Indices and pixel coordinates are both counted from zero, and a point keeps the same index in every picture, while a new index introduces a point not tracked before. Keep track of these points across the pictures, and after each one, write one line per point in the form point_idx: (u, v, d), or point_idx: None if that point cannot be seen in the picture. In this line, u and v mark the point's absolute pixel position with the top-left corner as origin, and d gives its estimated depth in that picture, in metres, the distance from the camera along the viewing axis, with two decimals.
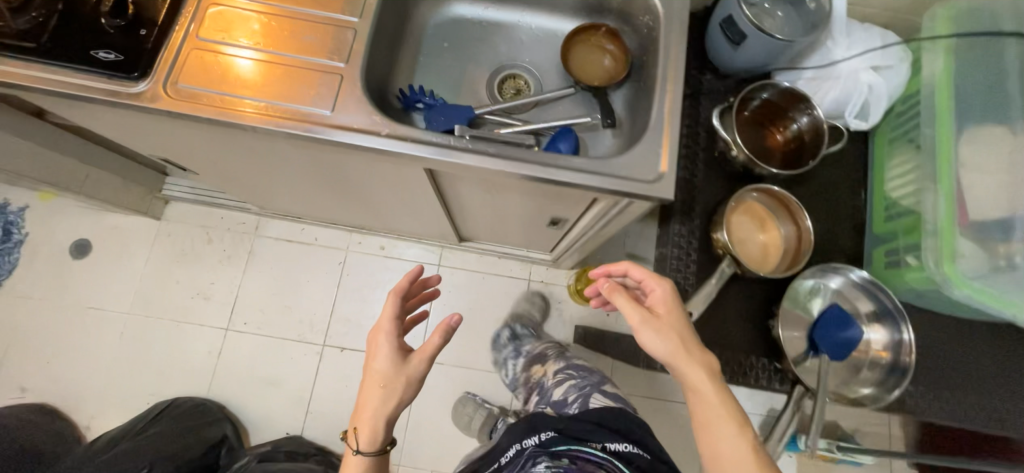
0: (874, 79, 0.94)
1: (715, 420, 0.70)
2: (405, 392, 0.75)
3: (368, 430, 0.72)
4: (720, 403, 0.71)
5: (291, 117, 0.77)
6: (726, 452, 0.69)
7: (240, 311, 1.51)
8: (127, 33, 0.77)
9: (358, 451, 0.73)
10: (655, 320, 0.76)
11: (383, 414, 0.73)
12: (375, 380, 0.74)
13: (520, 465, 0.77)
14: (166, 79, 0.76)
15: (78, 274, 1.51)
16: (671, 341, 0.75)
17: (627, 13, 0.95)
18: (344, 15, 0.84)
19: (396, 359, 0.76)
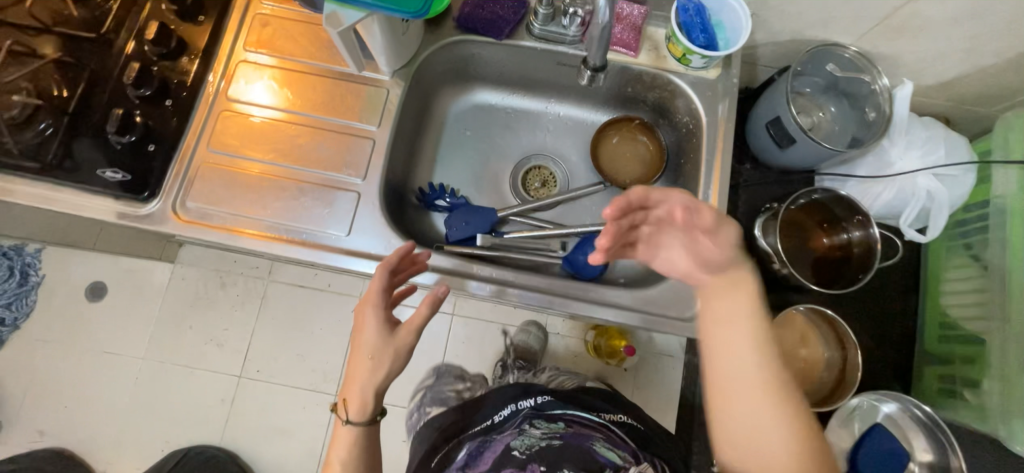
0: (936, 186, 0.84)
1: (743, 381, 0.55)
2: (392, 366, 0.63)
3: (359, 398, 0.62)
4: (762, 370, 0.55)
5: (303, 241, 0.73)
6: (752, 414, 0.54)
7: (256, 356, 1.20)
8: (136, 150, 0.73)
9: (348, 419, 0.63)
10: (655, 238, 0.61)
11: (373, 380, 0.62)
12: (362, 337, 0.64)
13: (513, 426, 0.74)
14: (177, 199, 0.73)
15: (93, 322, 1.22)
16: (675, 255, 0.60)
17: (664, 108, 0.87)
18: (361, 122, 0.78)
19: (386, 328, 0.64)
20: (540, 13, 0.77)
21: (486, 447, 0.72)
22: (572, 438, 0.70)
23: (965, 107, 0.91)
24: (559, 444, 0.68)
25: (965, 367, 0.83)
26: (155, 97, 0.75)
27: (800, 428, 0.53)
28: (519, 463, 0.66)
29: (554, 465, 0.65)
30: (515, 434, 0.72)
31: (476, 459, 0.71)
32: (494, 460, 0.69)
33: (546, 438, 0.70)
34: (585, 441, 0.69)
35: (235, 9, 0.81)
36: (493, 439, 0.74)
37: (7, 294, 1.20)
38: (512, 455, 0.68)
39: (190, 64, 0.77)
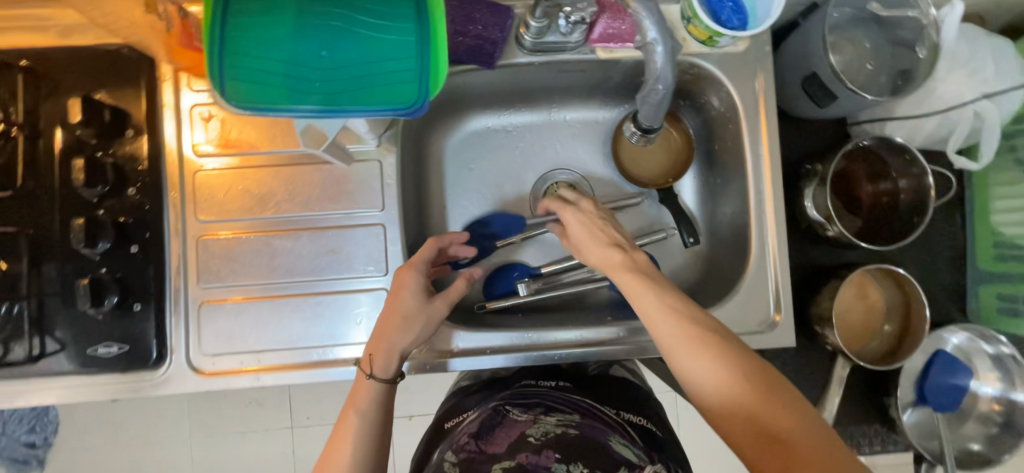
0: (987, 107, 0.77)
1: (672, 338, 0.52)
2: (423, 333, 0.62)
3: (391, 351, 0.59)
4: (676, 327, 0.52)
5: (339, 360, 0.66)
6: (688, 364, 0.50)
7: (303, 403, 1.03)
8: (120, 313, 0.63)
9: (369, 373, 0.59)
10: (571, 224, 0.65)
11: (406, 338, 0.60)
12: (398, 297, 0.61)
13: (529, 407, 0.62)
14: (192, 352, 0.65)
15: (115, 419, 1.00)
16: (594, 236, 0.63)
17: (687, 90, 0.76)
18: (362, 208, 0.67)
19: (423, 293, 0.62)
20: (532, 26, 0.62)
21: (500, 423, 0.59)
22: (589, 429, 0.57)
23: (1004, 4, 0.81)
24: (576, 434, 0.56)
25: (1022, 283, 0.84)
26: (118, 247, 0.63)
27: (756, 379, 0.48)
28: (536, 448, 0.52)
29: (570, 457, 0.51)
30: (528, 420, 0.59)
31: (489, 433, 0.57)
32: (508, 442, 0.55)
33: (562, 425, 0.57)
34: (602, 436, 0.57)
35: (165, 107, 0.65)
36: (507, 415, 0.60)
37: (24, 420, 0.96)
38: (528, 440, 0.54)
39: (139, 194, 0.64)
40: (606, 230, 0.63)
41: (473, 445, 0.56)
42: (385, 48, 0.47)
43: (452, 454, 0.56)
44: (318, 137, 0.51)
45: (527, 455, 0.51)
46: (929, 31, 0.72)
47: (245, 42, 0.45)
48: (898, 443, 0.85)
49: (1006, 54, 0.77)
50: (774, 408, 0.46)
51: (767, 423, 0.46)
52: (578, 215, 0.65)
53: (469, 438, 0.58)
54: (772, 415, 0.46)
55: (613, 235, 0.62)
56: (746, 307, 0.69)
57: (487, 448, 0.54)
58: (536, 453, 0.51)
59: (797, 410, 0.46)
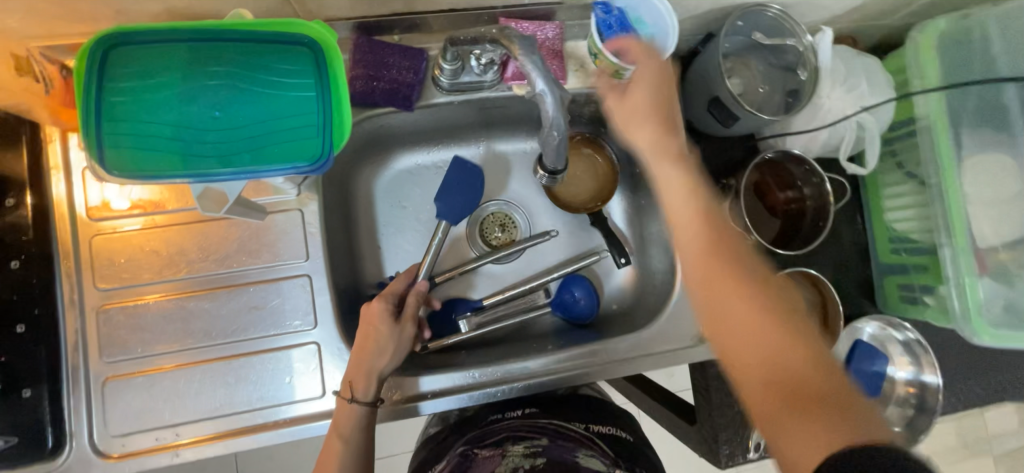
0: (866, 119, 0.86)
1: (722, 288, 0.52)
2: (400, 352, 0.62)
3: (372, 374, 0.60)
4: (712, 268, 0.52)
5: (269, 423, 0.62)
6: (729, 303, 0.51)
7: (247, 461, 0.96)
8: (6, 403, 0.56)
9: (349, 397, 0.59)
10: (642, 130, 0.60)
11: (382, 360, 0.61)
12: (369, 327, 0.62)
13: (491, 446, 0.61)
14: (97, 435, 0.59)
15: None
16: (656, 138, 0.59)
17: (604, 118, 0.80)
18: (285, 260, 0.64)
19: (391, 317, 0.64)
20: (445, 68, 0.64)
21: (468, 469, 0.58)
22: (555, 452, 0.58)
23: (872, 27, 0.92)
24: (545, 463, 0.56)
25: (917, 275, 0.89)
26: (1, 328, 0.56)
27: (777, 322, 0.49)
28: None
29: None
30: (495, 456, 0.58)
31: None
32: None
33: (529, 456, 0.57)
34: (568, 454, 0.57)
35: (54, 168, 0.60)
36: (475, 456, 0.60)
37: None
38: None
39: (25, 268, 0.58)
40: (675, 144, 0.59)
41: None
42: (282, 103, 0.46)
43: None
44: (218, 197, 0.48)
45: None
46: (808, 55, 0.79)
47: (129, 108, 0.44)
48: None
49: (875, 72, 0.87)
50: (792, 346, 0.47)
51: (791, 373, 0.46)
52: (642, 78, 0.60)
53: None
54: (795, 354, 0.47)
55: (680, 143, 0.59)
56: (677, 321, 0.72)
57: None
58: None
59: (817, 352, 0.47)
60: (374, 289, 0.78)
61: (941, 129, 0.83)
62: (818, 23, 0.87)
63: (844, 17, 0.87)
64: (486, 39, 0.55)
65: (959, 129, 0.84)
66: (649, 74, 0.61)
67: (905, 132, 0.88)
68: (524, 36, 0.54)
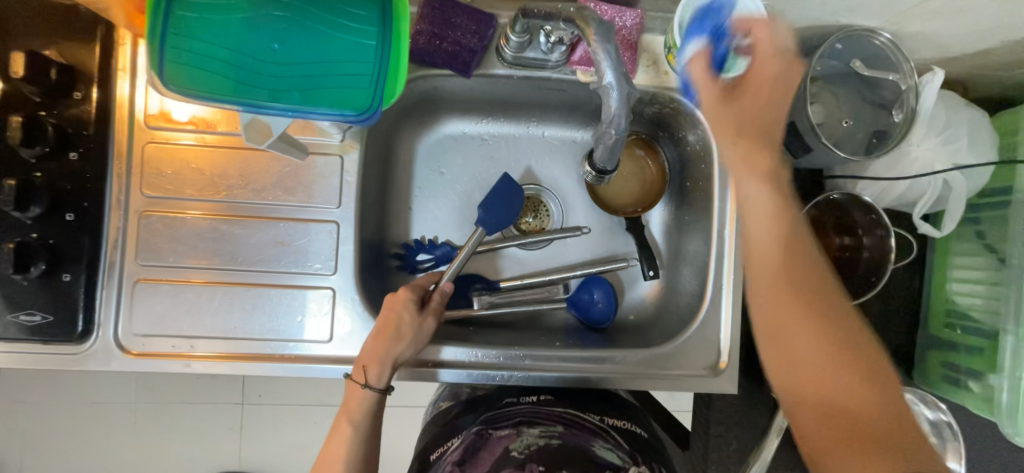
0: (955, 177, 0.78)
1: (788, 314, 0.53)
2: (415, 344, 0.63)
3: (383, 361, 0.62)
4: (810, 343, 0.52)
5: (277, 356, 0.64)
6: (801, 348, 0.52)
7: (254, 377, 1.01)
8: (49, 283, 0.60)
9: (364, 383, 0.61)
10: (736, 101, 0.55)
11: (397, 349, 0.62)
12: (392, 313, 0.63)
13: (507, 425, 0.60)
14: (121, 330, 0.62)
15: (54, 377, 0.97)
16: (744, 121, 0.54)
17: (665, 122, 0.76)
18: (318, 203, 0.65)
19: (415, 307, 0.65)
20: (512, 40, 0.61)
21: (483, 444, 0.57)
22: (571, 438, 0.57)
23: (987, 77, 0.82)
24: (559, 444, 0.56)
25: (968, 357, 0.82)
26: (53, 213, 0.60)
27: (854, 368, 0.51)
28: (519, 463, 0.52)
29: (554, 467, 0.51)
30: (510, 434, 0.58)
31: (473, 456, 0.55)
32: (492, 461, 0.54)
33: (544, 437, 0.57)
34: (585, 442, 0.57)
35: (122, 71, 0.62)
36: (489, 433, 0.59)
37: None
38: (510, 455, 0.54)
39: (81, 161, 0.60)
40: (771, 155, 0.54)
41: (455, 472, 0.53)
42: (340, 46, 0.45)
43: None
44: (263, 128, 0.47)
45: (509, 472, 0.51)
46: (910, 96, 0.71)
47: (192, 24, 0.43)
48: None
49: (981, 127, 0.78)
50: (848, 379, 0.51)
51: (850, 404, 0.50)
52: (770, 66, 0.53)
53: (451, 467, 0.55)
54: (856, 400, 0.50)
55: (773, 145, 0.54)
56: (694, 347, 0.70)
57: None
58: (520, 468, 0.51)
59: (872, 378, 0.51)
60: (397, 249, 0.78)
61: None
62: (928, 62, 0.78)
63: (960, 60, 0.78)
64: (561, 16, 0.53)
65: None
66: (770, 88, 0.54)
67: (996, 201, 0.80)
68: (603, 20, 0.51)
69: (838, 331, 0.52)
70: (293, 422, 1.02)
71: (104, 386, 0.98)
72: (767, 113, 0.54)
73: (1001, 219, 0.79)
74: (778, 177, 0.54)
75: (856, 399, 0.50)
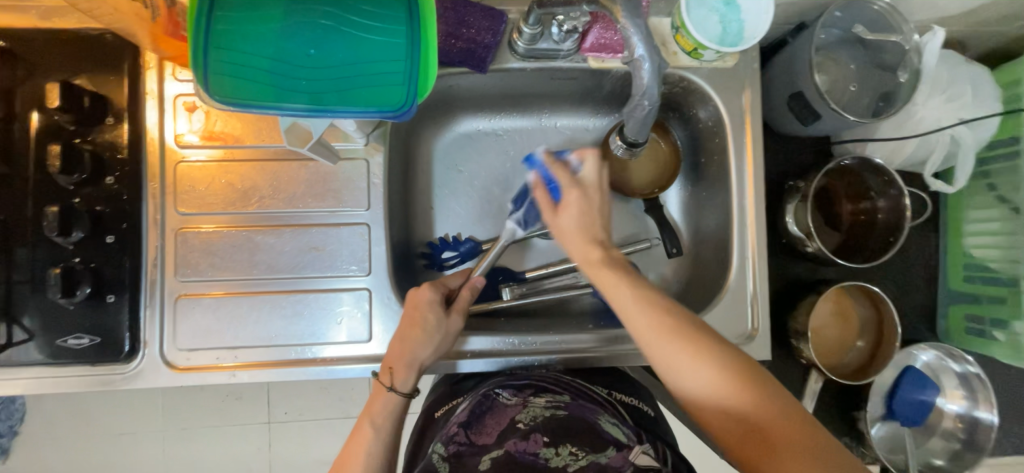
0: (963, 132, 0.79)
1: (658, 340, 0.53)
2: (438, 346, 0.63)
3: (412, 365, 0.62)
4: (689, 356, 0.52)
5: (319, 359, 0.65)
6: (684, 369, 0.52)
7: (280, 394, 1.02)
8: (93, 305, 0.61)
9: (391, 385, 0.61)
10: (560, 221, 0.59)
11: (423, 349, 0.62)
12: (418, 314, 0.62)
13: (516, 395, 0.62)
14: (166, 347, 0.64)
15: (87, 409, 0.97)
16: (580, 232, 0.58)
17: (675, 102, 0.77)
18: (348, 206, 0.67)
19: (441, 307, 0.64)
20: (526, 32, 0.62)
21: (488, 410, 0.60)
22: (577, 409, 0.59)
23: (984, 33, 0.84)
24: (564, 416, 0.57)
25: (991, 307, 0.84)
26: (93, 236, 0.61)
27: (737, 373, 0.51)
28: (524, 434, 0.54)
29: (557, 440, 0.53)
30: (517, 404, 0.60)
31: (479, 423, 0.58)
32: (497, 432, 0.56)
33: (550, 408, 0.58)
34: (591, 415, 0.58)
35: (148, 94, 0.64)
36: (497, 400, 0.62)
37: None
38: (517, 427, 0.56)
39: (117, 184, 0.62)
40: (602, 224, 0.59)
41: (463, 437, 0.56)
42: (370, 47, 0.48)
43: (442, 446, 0.56)
44: (302, 134, 0.54)
45: (514, 443, 0.53)
46: (911, 56, 0.74)
47: (232, 37, 0.46)
48: (865, 456, 0.88)
49: (983, 82, 0.80)
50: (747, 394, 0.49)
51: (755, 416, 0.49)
52: (575, 200, 0.58)
53: (459, 428, 0.58)
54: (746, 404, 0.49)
55: (602, 226, 0.59)
56: (725, 317, 0.71)
57: (478, 440, 0.56)
58: (525, 440, 0.53)
59: (756, 384, 0.50)
60: (424, 248, 0.80)
61: None
62: (926, 23, 0.80)
63: (958, 19, 0.79)
64: (583, 1, 0.55)
65: None
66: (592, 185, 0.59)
67: (1006, 152, 0.81)
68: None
69: (718, 353, 0.52)
70: (320, 435, 1.02)
71: (136, 414, 0.99)
72: (598, 204, 0.59)
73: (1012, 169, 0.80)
74: (608, 234, 0.60)
75: (743, 401, 0.50)
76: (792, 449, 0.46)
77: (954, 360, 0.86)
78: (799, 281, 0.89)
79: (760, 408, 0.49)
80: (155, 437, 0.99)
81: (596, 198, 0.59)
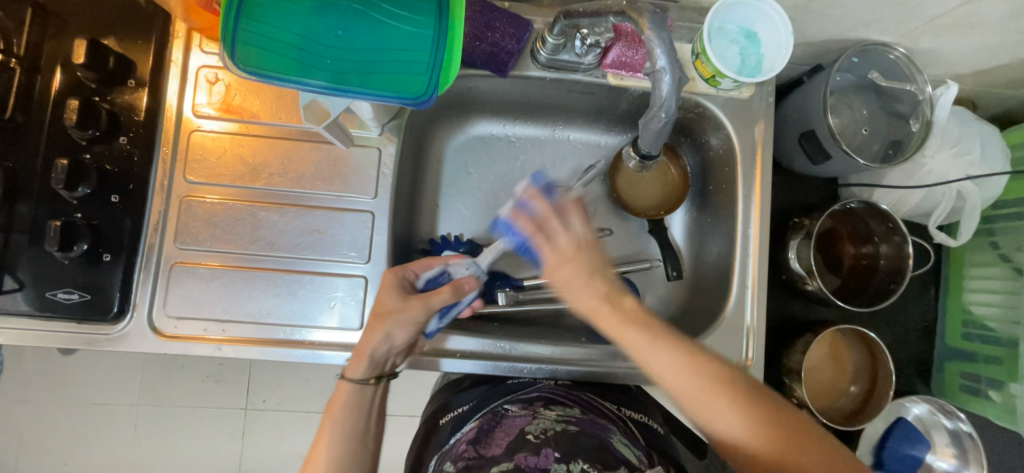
0: (969, 187, 0.80)
1: (712, 395, 0.49)
2: (406, 331, 0.58)
3: (364, 353, 0.58)
4: (705, 387, 0.49)
5: (307, 343, 0.64)
6: (715, 410, 0.48)
7: (262, 382, 1.00)
8: (89, 262, 0.61)
9: (347, 375, 0.58)
10: (558, 274, 0.54)
11: (380, 341, 0.57)
12: (381, 294, 0.60)
13: (523, 410, 0.61)
14: (155, 312, 0.63)
15: (64, 376, 0.96)
16: (585, 289, 0.53)
17: (688, 127, 0.78)
18: (355, 193, 0.67)
19: (403, 293, 0.60)
20: (549, 42, 0.64)
21: (497, 426, 0.58)
22: (589, 425, 0.58)
23: (993, 95, 0.86)
24: (575, 430, 0.56)
25: (987, 366, 0.83)
26: (97, 194, 0.61)
27: (802, 436, 0.47)
28: (535, 446, 0.52)
29: (568, 456, 0.50)
30: (527, 416, 0.59)
31: (487, 437, 0.56)
32: (507, 443, 0.54)
33: (561, 423, 0.57)
34: (603, 432, 0.57)
35: (172, 63, 0.65)
36: (506, 414, 0.61)
37: None
38: (527, 439, 0.54)
39: (130, 145, 0.63)
40: (600, 278, 0.54)
41: (471, 453, 0.54)
42: (398, 36, 0.49)
43: (450, 463, 0.54)
44: (319, 114, 0.55)
45: (525, 457, 0.51)
46: (924, 106, 0.75)
47: (263, 11, 0.47)
48: None
49: (994, 142, 0.80)
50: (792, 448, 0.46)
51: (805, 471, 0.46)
52: (567, 265, 0.54)
53: (467, 445, 0.56)
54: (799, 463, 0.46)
55: (606, 280, 0.54)
56: (720, 345, 0.70)
57: (485, 453, 0.53)
58: (536, 454, 0.51)
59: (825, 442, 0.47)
60: (424, 244, 0.79)
61: None
62: (941, 77, 0.81)
63: (971, 77, 0.81)
64: (611, 11, 0.55)
65: None
66: (583, 251, 0.54)
67: (1011, 212, 0.81)
68: (655, 10, 0.53)
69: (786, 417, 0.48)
70: (294, 428, 1.00)
71: (111, 384, 0.97)
72: (594, 257, 0.54)
73: (1015, 230, 0.80)
74: (617, 286, 0.54)
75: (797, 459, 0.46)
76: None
77: (948, 415, 0.82)
78: (795, 320, 0.88)
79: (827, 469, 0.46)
80: (128, 410, 0.97)
81: (587, 258, 0.54)
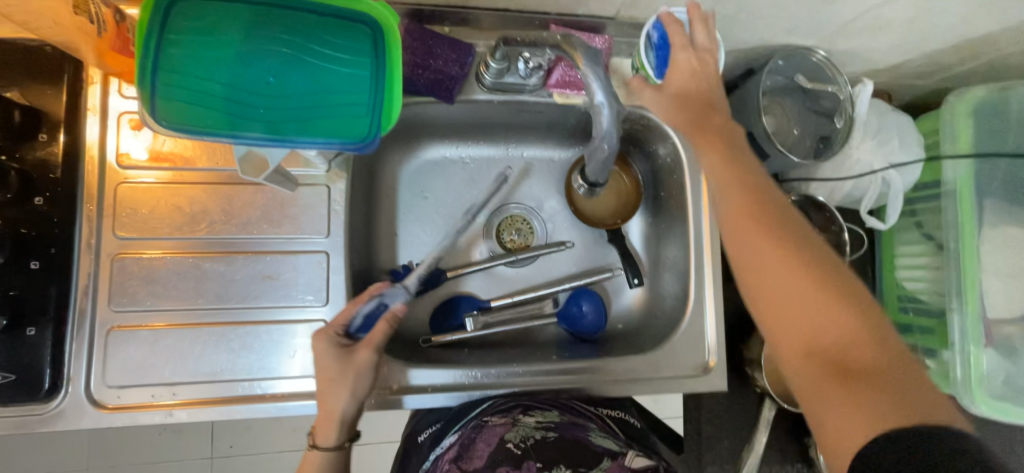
0: (892, 175, 0.86)
1: (765, 260, 0.49)
2: (359, 388, 0.58)
3: (330, 420, 0.57)
4: (747, 218, 0.51)
5: (270, 396, 0.61)
6: (747, 242, 0.50)
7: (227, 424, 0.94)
8: (10, 340, 0.55)
9: (316, 444, 0.58)
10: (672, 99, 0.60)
11: (340, 401, 0.57)
12: (324, 367, 0.57)
13: (502, 419, 0.61)
14: (93, 383, 0.58)
15: None
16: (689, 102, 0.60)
17: (636, 138, 0.80)
18: (306, 233, 0.64)
19: (340, 354, 0.58)
20: (492, 66, 0.64)
21: (478, 437, 0.58)
22: (568, 429, 0.58)
23: (905, 86, 0.93)
24: (555, 437, 0.56)
25: (922, 336, 0.90)
26: (13, 261, 0.56)
27: (854, 305, 0.46)
28: (517, 458, 0.52)
29: (550, 463, 0.51)
30: (506, 424, 0.59)
31: (468, 452, 0.56)
32: (489, 454, 0.54)
33: (541, 429, 0.58)
34: (581, 433, 0.57)
35: (90, 110, 0.60)
36: (485, 425, 0.60)
37: None
38: (509, 450, 0.54)
39: (47, 206, 0.57)
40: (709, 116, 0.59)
41: (455, 469, 0.53)
42: (334, 78, 0.48)
43: None
44: (257, 164, 0.53)
45: (507, 470, 0.50)
46: (846, 105, 0.80)
47: (185, 62, 0.45)
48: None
49: (909, 131, 0.87)
50: (829, 317, 0.46)
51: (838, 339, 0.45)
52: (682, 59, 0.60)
53: (450, 464, 0.55)
54: (834, 323, 0.46)
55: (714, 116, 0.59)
56: (685, 346, 0.73)
57: (469, 468, 0.53)
58: (518, 467, 0.50)
59: (876, 321, 0.46)
60: (385, 275, 0.77)
61: (965, 201, 0.82)
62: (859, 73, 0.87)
63: (886, 72, 0.88)
64: (547, 43, 0.57)
65: (985, 195, 0.83)
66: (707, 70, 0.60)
67: (929, 193, 0.89)
68: (589, 45, 0.56)
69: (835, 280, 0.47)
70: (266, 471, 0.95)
71: (54, 449, 0.88)
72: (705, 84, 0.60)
73: (934, 209, 0.88)
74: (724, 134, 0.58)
75: (835, 319, 0.45)
76: (883, 391, 0.42)
77: None
78: None
79: (875, 351, 0.44)
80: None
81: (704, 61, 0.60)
